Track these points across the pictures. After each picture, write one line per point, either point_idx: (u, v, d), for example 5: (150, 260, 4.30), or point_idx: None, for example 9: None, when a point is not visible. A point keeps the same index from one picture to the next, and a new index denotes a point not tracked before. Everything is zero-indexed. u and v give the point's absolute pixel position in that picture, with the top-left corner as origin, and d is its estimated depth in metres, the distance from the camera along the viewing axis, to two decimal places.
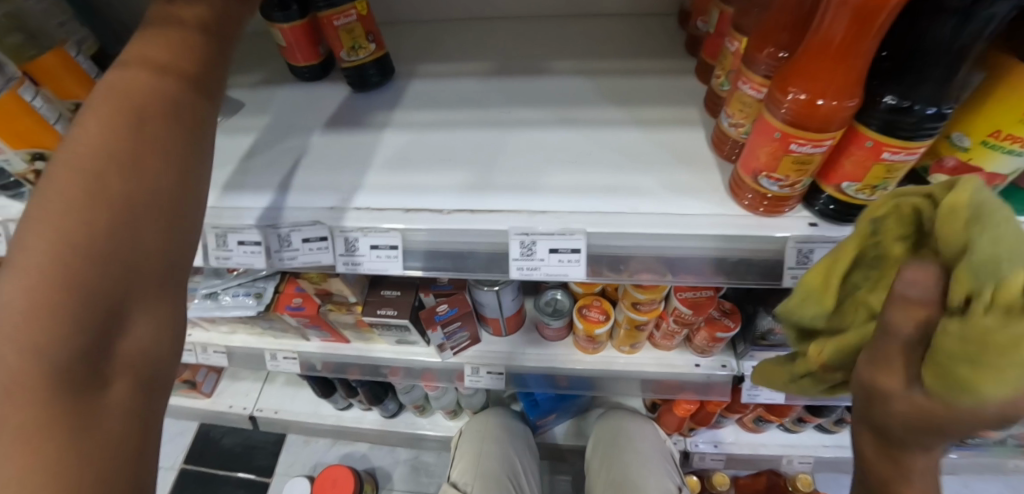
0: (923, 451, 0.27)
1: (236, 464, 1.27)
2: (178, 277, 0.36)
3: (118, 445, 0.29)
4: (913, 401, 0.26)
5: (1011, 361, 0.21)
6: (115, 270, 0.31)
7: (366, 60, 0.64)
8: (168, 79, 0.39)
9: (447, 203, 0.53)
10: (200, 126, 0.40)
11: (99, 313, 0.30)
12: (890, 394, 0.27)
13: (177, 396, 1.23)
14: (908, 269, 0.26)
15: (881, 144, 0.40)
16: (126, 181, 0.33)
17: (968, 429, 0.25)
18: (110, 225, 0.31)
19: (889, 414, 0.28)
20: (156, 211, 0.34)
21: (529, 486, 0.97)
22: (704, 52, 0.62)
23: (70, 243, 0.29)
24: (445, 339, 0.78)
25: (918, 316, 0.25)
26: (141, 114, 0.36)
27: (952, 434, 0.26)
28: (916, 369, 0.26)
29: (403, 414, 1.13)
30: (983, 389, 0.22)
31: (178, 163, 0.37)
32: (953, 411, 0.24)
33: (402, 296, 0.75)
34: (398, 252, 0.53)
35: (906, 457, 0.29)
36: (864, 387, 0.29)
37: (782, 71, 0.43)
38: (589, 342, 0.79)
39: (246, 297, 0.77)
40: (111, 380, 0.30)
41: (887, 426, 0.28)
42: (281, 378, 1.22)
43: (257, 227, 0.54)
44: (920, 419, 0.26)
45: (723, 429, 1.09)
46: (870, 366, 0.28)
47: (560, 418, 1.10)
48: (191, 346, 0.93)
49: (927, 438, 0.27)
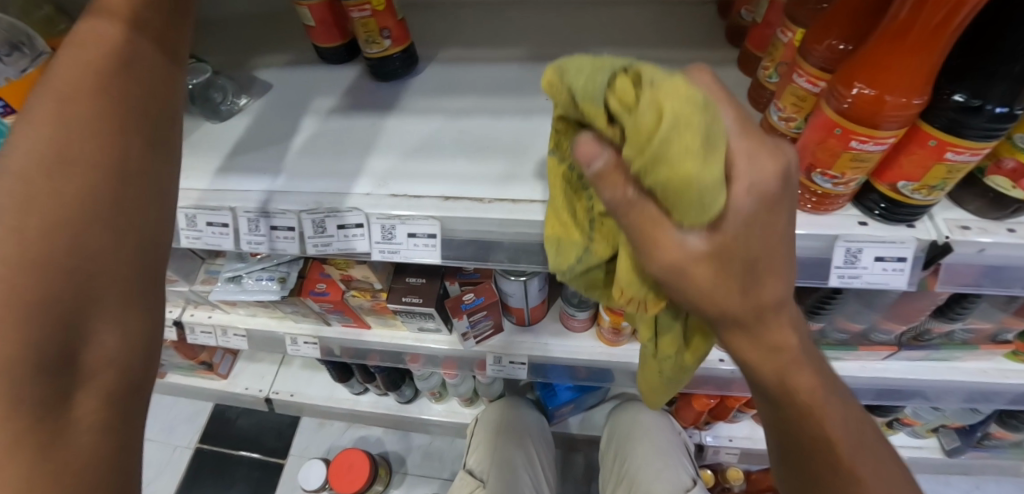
0: (763, 287, 0.33)
1: (252, 444, 1.29)
2: (150, 264, 0.33)
3: (89, 462, 0.28)
4: (703, 239, 0.30)
5: (675, 110, 0.24)
6: (70, 273, 0.29)
7: (385, 53, 0.61)
8: (121, 51, 0.36)
9: (487, 192, 0.51)
10: (161, 102, 0.37)
11: (51, 325, 0.28)
12: (682, 256, 0.30)
13: (193, 377, 1.24)
14: (580, 150, 0.28)
15: (945, 144, 0.39)
16: (82, 171, 0.31)
17: (759, 247, 0.31)
18: (48, 230, 0.29)
19: (690, 270, 0.31)
20: (108, 198, 0.31)
21: (544, 475, 0.97)
22: (753, 41, 0.60)
23: (16, 252, 0.27)
24: (469, 328, 0.76)
25: (618, 177, 0.28)
26: (95, 96, 0.33)
27: (753, 252, 0.31)
28: (670, 222, 0.30)
29: (419, 400, 1.14)
30: (692, 165, 0.25)
31: (120, 143, 0.33)
32: (730, 223, 0.30)
33: (427, 284, 0.74)
34: (436, 242, 0.51)
35: (742, 300, 0.34)
36: (669, 268, 0.31)
37: (845, 65, 0.41)
38: (614, 335, 0.78)
39: (269, 281, 0.76)
40: (76, 394, 0.28)
41: (707, 288, 0.32)
42: (298, 362, 1.22)
43: (291, 212, 0.52)
44: (722, 251, 0.31)
45: (738, 423, 1.10)
46: (655, 255, 0.31)
47: (577, 408, 1.10)
48: (211, 329, 0.93)
49: (746, 265, 0.32)
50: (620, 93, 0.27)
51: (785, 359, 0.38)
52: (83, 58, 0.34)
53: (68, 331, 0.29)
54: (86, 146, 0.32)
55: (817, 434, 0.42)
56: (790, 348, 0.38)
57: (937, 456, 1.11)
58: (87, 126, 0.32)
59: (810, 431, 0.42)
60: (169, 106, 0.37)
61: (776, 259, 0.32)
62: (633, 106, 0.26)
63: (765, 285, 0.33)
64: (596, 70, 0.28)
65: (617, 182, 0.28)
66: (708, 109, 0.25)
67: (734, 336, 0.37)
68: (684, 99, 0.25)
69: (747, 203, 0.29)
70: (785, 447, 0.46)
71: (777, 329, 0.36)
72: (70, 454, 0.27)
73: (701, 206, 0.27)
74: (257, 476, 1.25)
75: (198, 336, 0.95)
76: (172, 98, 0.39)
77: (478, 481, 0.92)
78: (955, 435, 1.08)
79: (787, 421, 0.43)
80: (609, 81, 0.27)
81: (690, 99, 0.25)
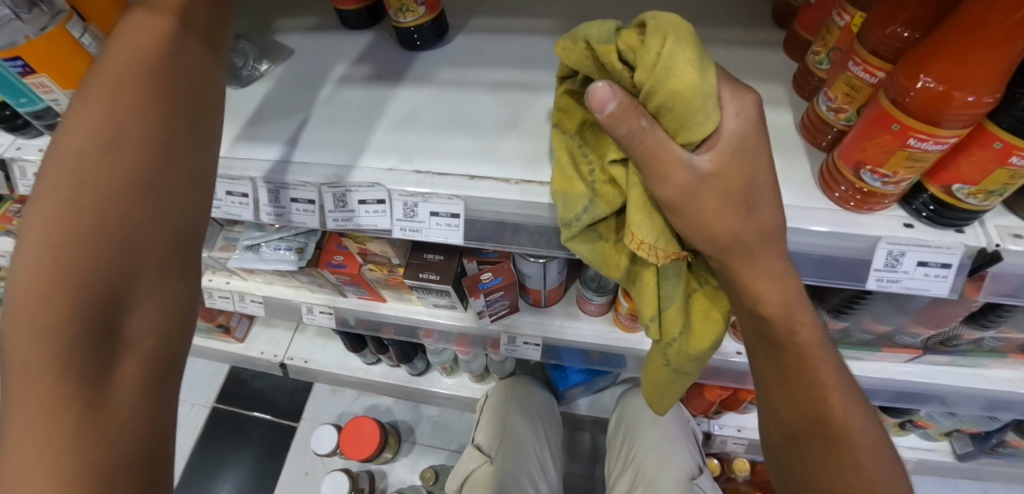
0: (757, 212, 0.41)
1: (266, 406, 1.33)
2: (179, 250, 0.38)
3: (127, 422, 0.32)
4: (705, 159, 0.38)
5: (679, 34, 0.34)
6: (112, 256, 0.34)
7: (414, 23, 0.58)
8: (157, 51, 0.39)
9: (515, 172, 0.48)
10: (194, 103, 0.40)
11: (97, 300, 0.33)
12: (689, 176, 0.37)
13: (210, 339, 1.27)
14: (598, 92, 0.33)
15: (1012, 147, 0.36)
16: (123, 167, 0.35)
17: (747, 173, 0.39)
18: (92, 225, 0.33)
19: (698, 189, 0.38)
20: (146, 200, 0.36)
21: (550, 455, 0.98)
22: (806, 22, 0.56)
23: (67, 235, 0.33)
24: (485, 307, 0.75)
25: (632, 113, 0.34)
26: (135, 93, 0.37)
27: (748, 179, 0.39)
28: (676, 152, 0.36)
29: (430, 373, 1.15)
30: (688, 82, 0.34)
31: (151, 139, 0.37)
32: (725, 142, 0.38)
33: (445, 261, 0.73)
34: (458, 222, 0.48)
35: (740, 222, 0.41)
36: (681, 192, 0.38)
37: (912, 55, 0.38)
38: (631, 321, 0.77)
39: (287, 251, 0.76)
40: (119, 363, 0.33)
41: (710, 210, 0.39)
42: (312, 329, 1.23)
43: (311, 185, 0.51)
44: (721, 174, 0.38)
45: (748, 414, 1.09)
46: (664, 182, 0.37)
47: (587, 390, 1.11)
48: (228, 294, 0.94)
49: (743, 187, 0.39)
50: (628, 40, 0.36)
51: (779, 296, 0.44)
52: (126, 58, 0.38)
53: (111, 316, 0.34)
54: (127, 154, 0.36)
55: (816, 383, 0.48)
56: (783, 280, 0.44)
57: (948, 459, 1.10)
58: (127, 133, 0.36)
59: (811, 379, 0.48)
60: (206, 114, 0.41)
61: (762, 189, 0.40)
62: (638, 44, 0.35)
63: (759, 213, 0.41)
64: (602, 26, 0.37)
65: (634, 116, 0.34)
66: (698, 41, 0.35)
67: (736, 263, 0.43)
68: (680, 26, 0.34)
69: (734, 124, 0.38)
70: (783, 404, 0.51)
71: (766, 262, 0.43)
72: (111, 413, 0.32)
73: (698, 119, 0.36)
74: (271, 437, 1.28)
75: (216, 300, 0.96)
76: (212, 94, 0.42)
77: (487, 458, 0.91)
78: (968, 440, 1.05)
79: (788, 370, 0.49)
80: (610, 34, 0.37)
81: (684, 27, 0.35)
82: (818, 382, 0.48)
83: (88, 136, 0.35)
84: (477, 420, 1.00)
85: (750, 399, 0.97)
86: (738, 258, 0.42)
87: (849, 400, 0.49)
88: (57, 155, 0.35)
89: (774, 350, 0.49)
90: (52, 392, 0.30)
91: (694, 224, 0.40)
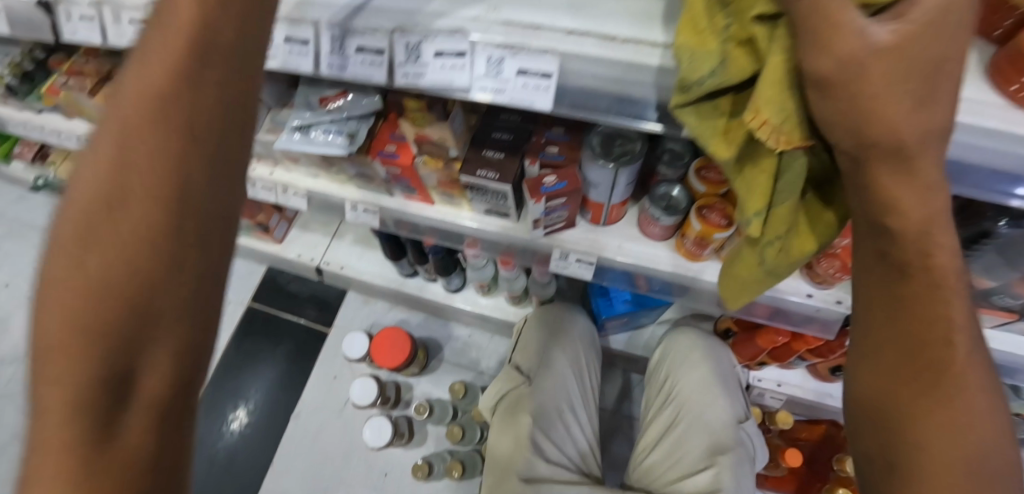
0: (935, 116, 0.29)
1: (299, 310, 1.34)
2: (204, 307, 0.32)
3: (129, 487, 0.31)
4: (884, 30, 0.27)
5: None
6: (116, 322, 0.30)
7: None
8: (187, 47, 0.31)
9: (625, 31, 0.41)
10: (222, 111, 0.32)
11: (108, 355, 0.30)
12: (855, 49, 0.27)
13: (249, 238, 1.26)
14: None
15: None
16: (137, 209, 0.30)
17: (941, 54, 0.28)
18: (102, 281, 0.29)
19: (864, 68, 0.27)
20: (157, 253, 0.30)
21: (589, 382, 0.97)
22: None
23: (81, 290, 0.29)
24: (542, 215, 0.70)
25: None
26: (163, 103, 0.30)
27: (937, 59, 0.28)
28: (850, 12, 0.26)
29: (466, 291, 1.12)
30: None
31: (171, 168, 0.30)
32: (919, 8, 0.27)
33: (506, 160, 0.67)
34: (549, 85, 0.42)
35: (920, 133, 0.28)
36: (842, 65, 0.27)
37: None
38: (697, 247, 0.71)
39: (336, 136, 0.71)
40: (127, 415, 0.31)
41: (871, 116, 0.28)
42: (349, 237, 1.21)
43: (384, 31, 0.45)
44: (902, 54, 0.27)
45: (792, 371, 1.05)
46: (819, 43, 0.27)
47: (626, 326, 1.07)
48: (272, 185, 0.91)
49: (925, 81, 0.27)
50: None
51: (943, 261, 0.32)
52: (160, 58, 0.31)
53: (123, 370, 0.30)
54: (143, 197, 0.30)
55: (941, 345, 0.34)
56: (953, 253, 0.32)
57: None
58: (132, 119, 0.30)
59: (964, 392, 0.35)
60: (235, 129, 0.33)
61: (953, 88, 0.29)
62: None
63: (931, 105, 0.29)
64: None
65: None
66: None
67: (891, 191, 0.30)
68: None
69: None
70: (922, 432, 0.35)
71: (926, 186, 0.30)
72: (117, 465, 0.30)
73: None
74: (303, 339, 1.30)
75: (258, 190, 0.93)
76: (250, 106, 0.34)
77: (523, 378, 0.92)
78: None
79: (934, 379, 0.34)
80: None
81: None
82: (970, 402, 0.34)
83: (105, 172, 0.30)
84: (515, 343, 0.99)
85: (801, 351, 0.89)
86: (889, 182, 0.30)
87: (991, 436, 0.35)
88: (81, 182, 0.31)
89: (917, 344, 0.34)
90: (59, 441, 0.29)
91: (849, 111, 0.29)
